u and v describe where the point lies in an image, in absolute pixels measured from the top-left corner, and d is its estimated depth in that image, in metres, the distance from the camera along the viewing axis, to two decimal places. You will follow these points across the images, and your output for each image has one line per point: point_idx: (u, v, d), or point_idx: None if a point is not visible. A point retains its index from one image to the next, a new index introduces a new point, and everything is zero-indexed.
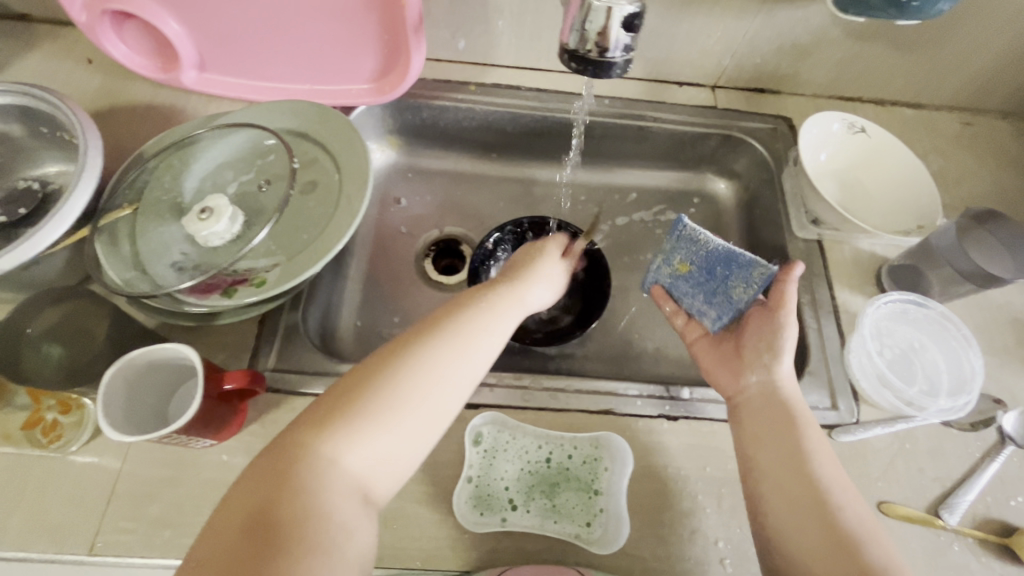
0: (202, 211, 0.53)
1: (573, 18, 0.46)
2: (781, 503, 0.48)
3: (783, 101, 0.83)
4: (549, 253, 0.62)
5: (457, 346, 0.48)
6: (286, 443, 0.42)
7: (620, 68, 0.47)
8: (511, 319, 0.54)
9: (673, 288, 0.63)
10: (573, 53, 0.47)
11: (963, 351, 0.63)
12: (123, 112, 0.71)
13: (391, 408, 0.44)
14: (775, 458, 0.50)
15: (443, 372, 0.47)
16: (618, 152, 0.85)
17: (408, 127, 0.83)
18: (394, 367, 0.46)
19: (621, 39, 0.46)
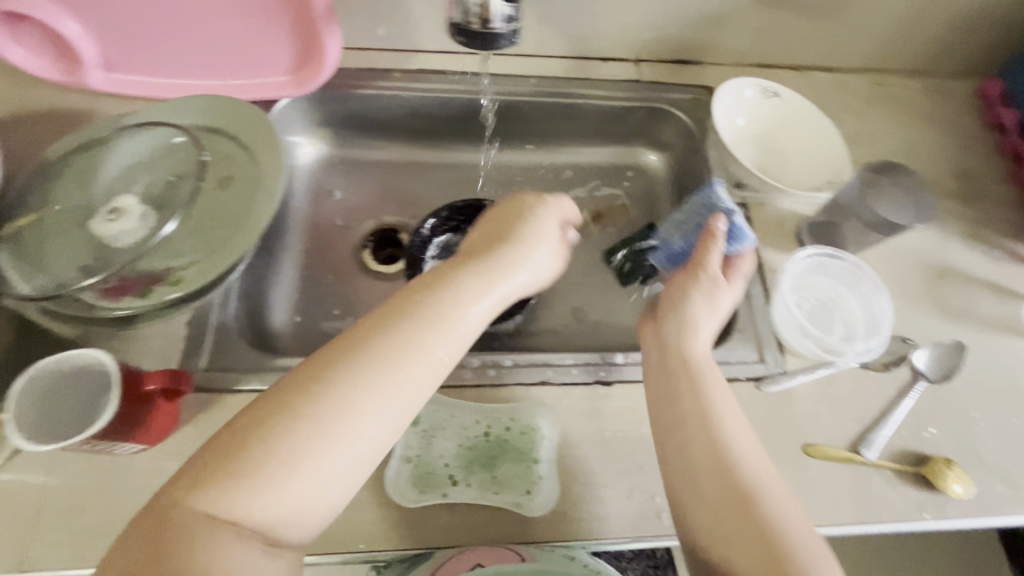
0: (112, 211, 0.54)
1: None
2: (678, 431, 0.52)
3: (705, 71, 0.85)
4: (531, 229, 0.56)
5: (383, 381, 0.44)
6: (184, 484, 0.40)
7: (506, 36, 0.52)
8: (455, 330, 0.47)
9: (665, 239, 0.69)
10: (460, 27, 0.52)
11: (873, 296, 0.67)
12: (28, 118, 0.68)
13: (299, 456, 0.41)
14: (685, 387, 0.53)
15: (365, 412, 0.43)
16: (549, 131, 0.86)
17: (336, 118, 0.82)
18: (299, 410, 0.42)
19: (502, 11, 0.51)
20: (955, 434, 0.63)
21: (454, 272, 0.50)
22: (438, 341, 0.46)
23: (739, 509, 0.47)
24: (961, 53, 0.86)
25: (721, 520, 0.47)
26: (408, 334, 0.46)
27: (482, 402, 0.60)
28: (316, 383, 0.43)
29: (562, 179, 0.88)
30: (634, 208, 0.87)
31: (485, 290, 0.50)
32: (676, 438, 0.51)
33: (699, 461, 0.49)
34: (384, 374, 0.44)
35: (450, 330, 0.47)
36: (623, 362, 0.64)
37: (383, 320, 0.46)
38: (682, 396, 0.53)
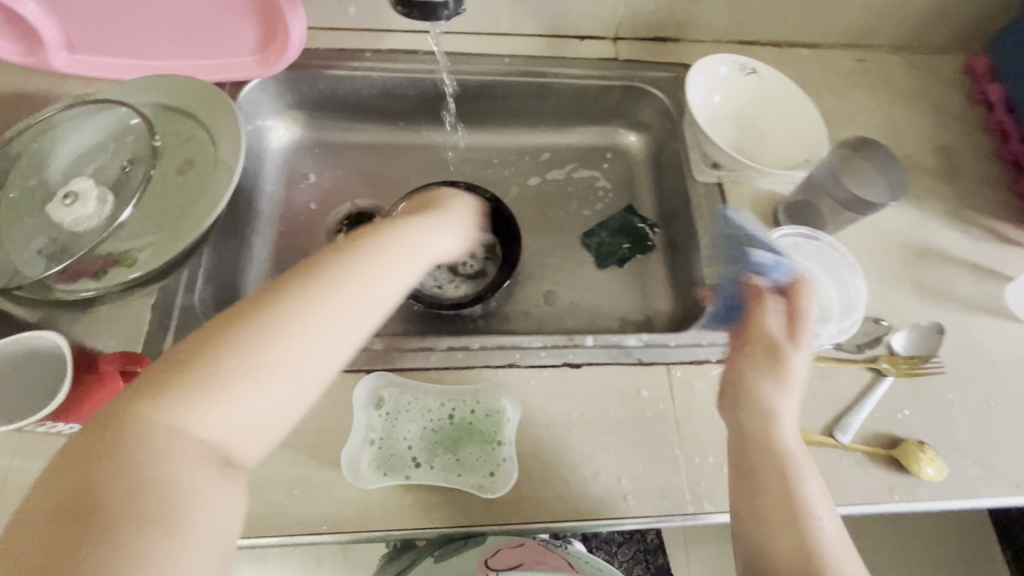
0: (67, 196, 0.52)
1: None
2: (752, 454, 0.51)
3: (684, 49, 0.83)
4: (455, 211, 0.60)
5: (293, 318, 0.41)
6: (121, 415, 0.37)
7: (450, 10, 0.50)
8: (388, 284, 0.46)
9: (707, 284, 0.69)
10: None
11: (848, 276, 0.65)
12: None
13: (245, 371, 0.39)
14: (756, 412, 0.52)
15: (295, 338, 0.41)
16: (526, 112, 0.85)
17: (308, 100, 0.81)
18: (261, 326, 0.40)
19: None
20: (928, 415, 0.62)
21: (365, 244, 0.47)
22: (340, 314, 0.43)
23: (800, 546, 0.45)
24: (947, 27, 0.84)
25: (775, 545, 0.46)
26: (354, 269, 0.45)
27: (447, 384, 0.59)
28: (269, 308, 0.41)
29: (539, 161, 0.87)
30: (613, 189, 0.86)
31: (408, 267, 0.48)
32: (746, 456, 0.51)
33: (757, 488, 0.49)
34: (320, 301, 0.42)
35: (373, 283, 0.45)
36: (591, 345, 0.63)
37: (302, 285, 0.43)
38: (756, 414, 0.52)
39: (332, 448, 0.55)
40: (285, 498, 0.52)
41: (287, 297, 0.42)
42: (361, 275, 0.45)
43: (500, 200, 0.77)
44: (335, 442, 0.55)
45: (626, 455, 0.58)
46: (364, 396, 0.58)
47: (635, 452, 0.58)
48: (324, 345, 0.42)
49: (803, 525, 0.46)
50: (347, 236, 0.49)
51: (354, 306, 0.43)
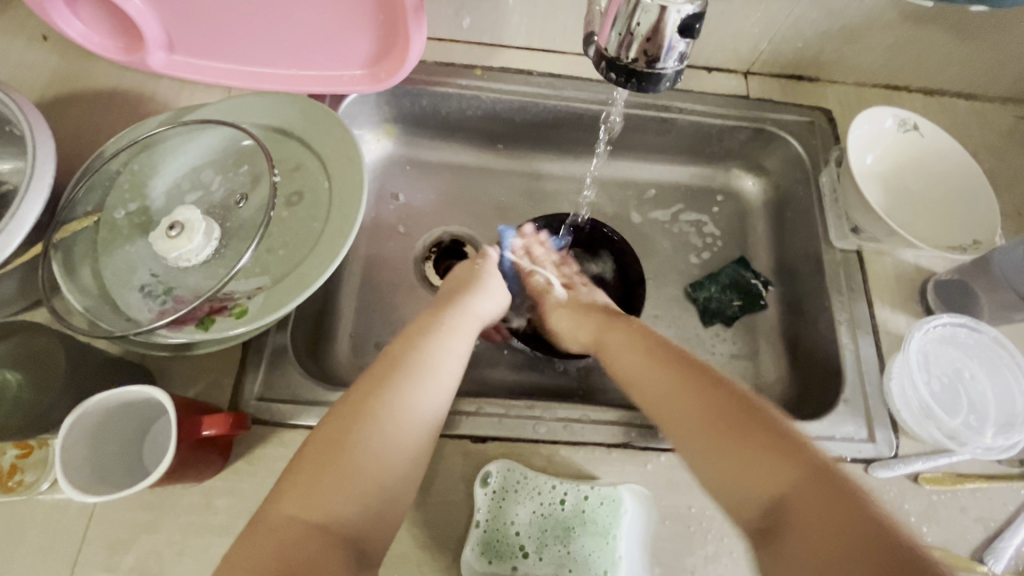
0: (172, 227, 0.47)
1: (615, 17, 0.37)
2: (668, 410, 0.47)
3: (822, 90, 0.75)
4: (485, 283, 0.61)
5: (405, 392, 0.46)
6: (270, 516, 0.39)
7: (670, 80, 0.39)
8: (456, 358, 0.52)
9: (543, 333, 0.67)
10: (612, 62, 0.38)
11: (1016, 382, 0.58)
12: (84, 99, 0.63)
13: (373, 451, 0.43)
14: (639, 367, 0.51)
15: (409, 412, 0.46)
16: (637, 145, 0.77)
17: (406, 116, 0.74)
18: (376, 419, 0.44)
19: (676, 46, 0.37)
20: None
21: (430, 322, 0.54)
22: (438, 380, 0.49)
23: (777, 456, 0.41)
24: None
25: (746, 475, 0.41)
26: (432, 343, 0.51)
27: (556, 461, 0.54)
28: (379, 380, 0.47)
29: (645, 198, 0.79)
30: (724, 238, 0.78)
31: (465, 337, 0.54)
32: (656, 407, 0.48)
33: (697, 434, 0.45)
34: (424, 373, 0.48)
35: (452, 355, 0.52)
36: None
37: (391, 358, 0.49)
38: (626, 372, 0.52)
39: (435, 526, 0.51)
40: None
41: (388, 369, 0.48)
42: (445, 335, 0.53)
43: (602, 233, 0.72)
44: (438, 518, 0.51)
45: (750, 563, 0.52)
46: (471, 469, 0.53)
47: None
48: (434, 406, 0.47)
49: (761, 425, 0.43)
50: (415, 318, 0.55)
51: (444, 374, 0.49)
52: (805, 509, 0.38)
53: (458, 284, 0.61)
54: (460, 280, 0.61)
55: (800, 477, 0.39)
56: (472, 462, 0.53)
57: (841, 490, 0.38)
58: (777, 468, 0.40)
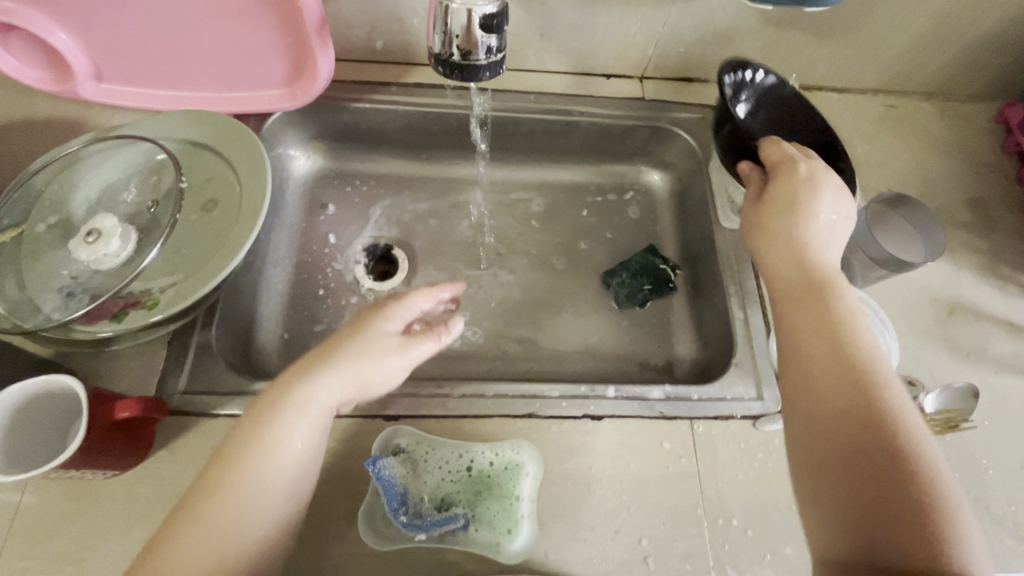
0: (89, 234, 0.52)
1: (434, 23, 0.46)
2: (823, 384, 0.46)
3: (711, 90, 0.83)
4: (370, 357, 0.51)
5: (215, 543, 0.43)
6: None
7: (488, 71, 0.47)
8: (292, 450, 0.47)
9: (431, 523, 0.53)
10: (439, 58, 0.47)
11: (879, 334, 0.63)
12: (18, 127, 0.68)
13: (205, 548, 0.43)
14: (811, 321, 0.50)
15: (241, 503, 0.45)
16: (550, 147, 0.84)
17: (332, 131, 0.80)
18: (203, 510, 0.44)
19: (485, 41, 0.46)
20: (963, 483, 0.60)
21: (266, 420, 0.47)
22: (276, 473, 0.46)
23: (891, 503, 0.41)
24: (977, 76, 0.83)
25: (843, 505, 0.42)
26: (267, 439, 0.47)
27: (465, 432, 0.59)
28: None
29: (564, 197, 0.85)
30: (636, 229, 0.84)
31: (311, 429, 0.48)
32: (809, 383, 0.47)
33: (830, 437, 0.44)
34: (228, 543, 0.44)
35: (286, 446, 0.47)
36: (614, 396, 0.62)
37: (161, 540, 0.44)
38: (806, 332, 0.50)
39: (350, 498, 0.54)
40: (297, 550, 0.52)
41: (176, 533, 0.44)
42: (227, 514, 0.44)
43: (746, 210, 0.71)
44: (352, 491, 0.55)
45: (646, 514, 0.56)
46: (375, 439, 0.57)
47: (656, 512, 0.56)
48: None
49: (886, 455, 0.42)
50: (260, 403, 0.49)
51: (248, 528, 0.45)
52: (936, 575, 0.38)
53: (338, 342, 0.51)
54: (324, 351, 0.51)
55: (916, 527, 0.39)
56: (381, 437, 0.57)
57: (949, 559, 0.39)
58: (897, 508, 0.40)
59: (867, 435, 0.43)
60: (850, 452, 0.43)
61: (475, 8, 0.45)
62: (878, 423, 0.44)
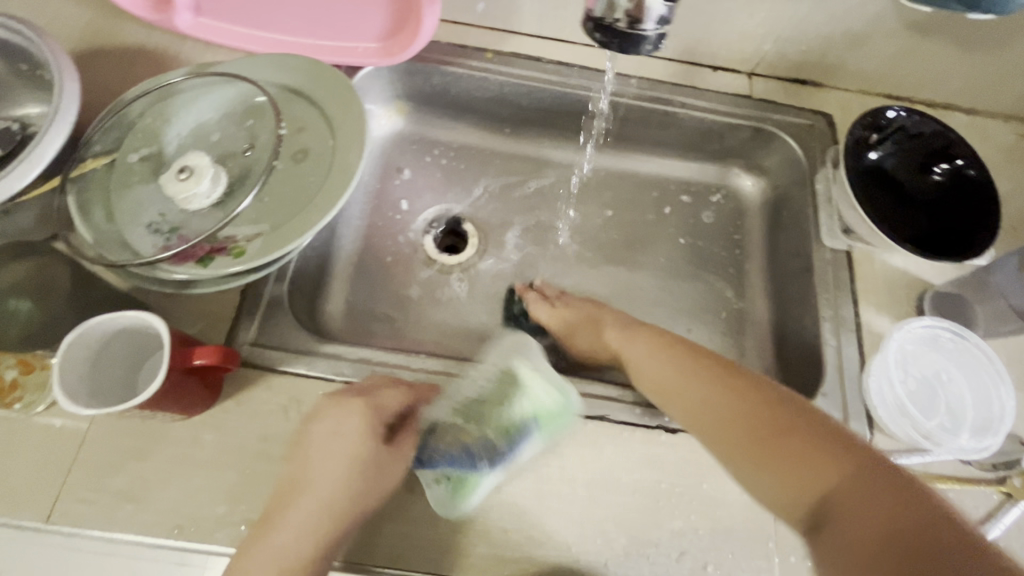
0: (182, 171, 0.50)
1: None
2: (679, 398, 0.51)
3: (825, 95, 0.77)
4: (348, 458, 0.47)
5: None
6: None
7: (652, 44, 0.43)
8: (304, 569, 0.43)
9: (481, 455, 0.51)
10: (598, 22, 0.43)
11: (992, 387, 0.59)
12: (112, 53, 0.66)
13: None
14: (644, 359, 0.56)
15: None
16: (641, 137, 0.79)
17: (418, 93, 0.77)
18: None
19: (657, 10, 0.42)
20: None
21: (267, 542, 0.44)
22: None
23: (801, 461, 0.42)
24: None
25: (788, 487, 0.42)
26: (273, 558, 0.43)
27: None
28: None
29: (646, 192, 0.81)
30: (719, 236, 0.79)
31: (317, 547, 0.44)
32: (695, 420, 0.50)
33: (736, 441, 0.46)
34: None
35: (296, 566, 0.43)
36: None
37: None
38: (645, 369, 0.55)
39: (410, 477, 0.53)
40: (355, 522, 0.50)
41: None
42: None
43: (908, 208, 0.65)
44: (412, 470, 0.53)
45: (713, 539, 0.53)
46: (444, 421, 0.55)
47: (725, 540, 0.53)
48: None
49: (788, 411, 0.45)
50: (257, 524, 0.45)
51: None
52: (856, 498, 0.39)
53: (316, 445, 0.47)
54: (312, 453, 0.47)
55: (840, 471, 0.41)
56: None
57: (866, 474, 0.40)
58: (809, 465, 0.42)
59: (758, 420, 0.46)
60: (747, 443, 0.46)
61: None
62: (755, 406, 0.47)
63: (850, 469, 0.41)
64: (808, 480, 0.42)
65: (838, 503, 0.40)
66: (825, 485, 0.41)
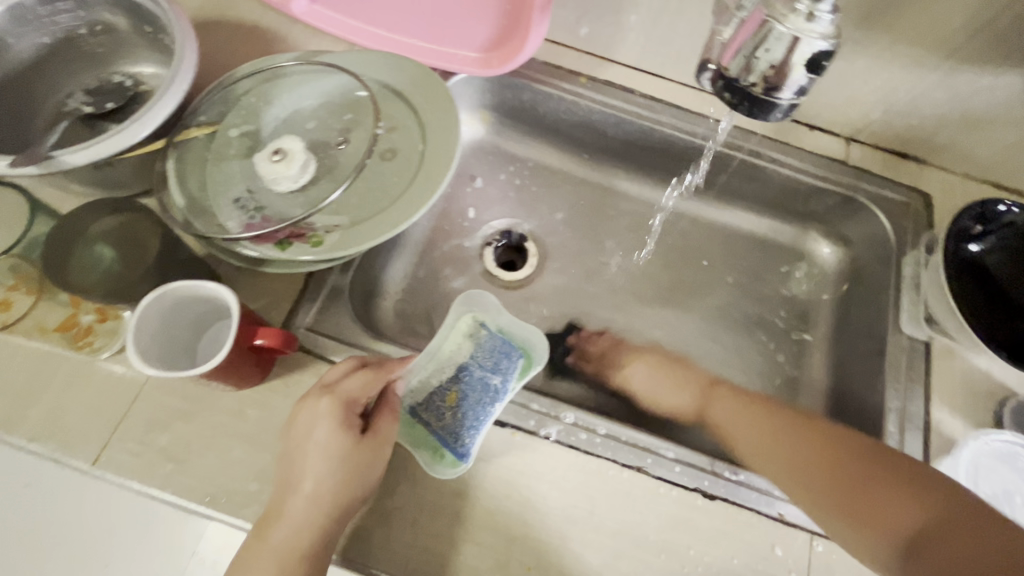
0: (276, 153, 0.52)
1: (743, 40, 0.41)
2: (757, 449, 0.56)
3: (926, 172, 0.73)
4: (326, 448, 0.46)
5: None
6: None
7: (783, 111, 0.43)
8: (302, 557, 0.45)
9: (483, 399, 0.56)
10: (731, 82, 0.43)
11: None
12: (227, 27, 0.69)
13: None
14: (728, 416, 0.59)
15: None
16: (721, 185, 0.77)
17: (505, 106, 0.77)
18: None
19: (799, 80, 0.41)
20: None
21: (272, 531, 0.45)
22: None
23: (896, 497, 0.49)
24: None
25: (893, 516, 0.49)
26: (278, 546, 0.45)
27: (567, 465, 0.55)
28: None
29: (715, 241, 0.79)
30: (784, 299, 0.76)
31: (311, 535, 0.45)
32: (765, 458, 0.55)
33: (813, 480, 0.52)
34: None
35: (292, 556, 0.45)
36: (733, 479, 0.56)
37: None
38: (725, 423, 0.59)
39: (438, 490, 0.52)
40: (379, 524, 0.51)
41: None
42: None
43: (1001, 310, 0.61)
44: (441, 484, 0.53)
45: None
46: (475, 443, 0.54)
47: None
48: None
49: (850, 448, 0.52)
50: (263, 515, 0.46)
51: None
52: (945, 537, 0.46)
53: (295, 436, 0.47)
54: (296, 447, 0.47)
55: (934, 509, 0.48)
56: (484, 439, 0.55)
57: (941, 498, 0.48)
58: (886, 488, 0.49)
59: (838, 459, 0.52)
60: (823, 483, 0.51)
61: (807, 37, 0.39)
62: (843, 449, 0.52)
63: (935, 509, 0.47)
64: (892, 504, 0.49)
65: (928, 541, 0.47)
66: (921, 525, 0.47)
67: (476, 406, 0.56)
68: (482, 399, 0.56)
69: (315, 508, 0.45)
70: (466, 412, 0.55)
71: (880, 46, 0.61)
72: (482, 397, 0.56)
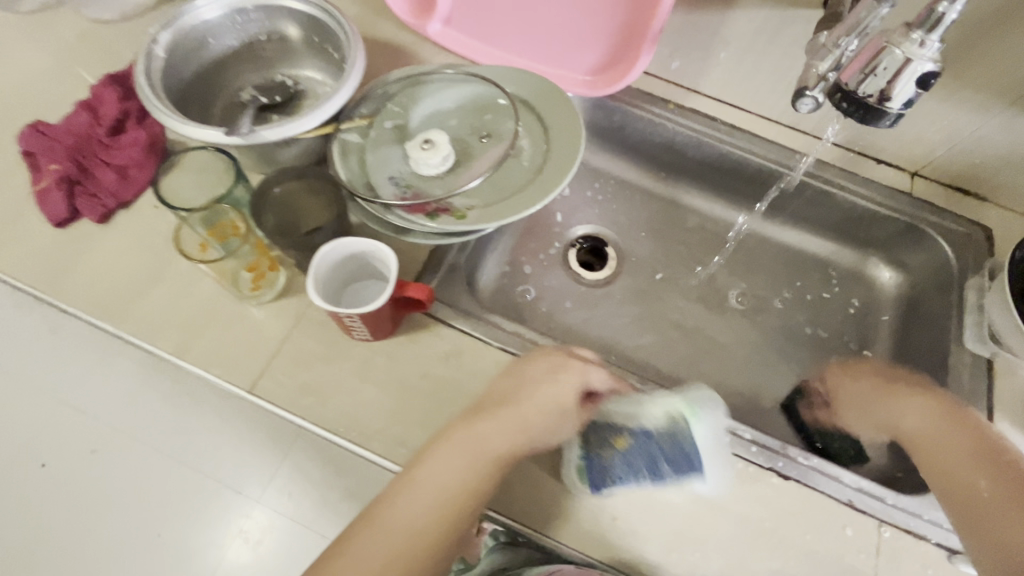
0: (426, 142, 0.62)
1: (862, 61, 0.49)
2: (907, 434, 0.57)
3: (985, 208, 0.78)
4: (551, 386, 0.55)
5: (420, 508, 0.51)
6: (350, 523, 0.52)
7: (891, 120, 0.50)
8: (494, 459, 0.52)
9: (648, 474, 0.53)
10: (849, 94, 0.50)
11: None
12: (369, 43, 0.81)
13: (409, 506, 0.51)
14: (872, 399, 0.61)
15: (443, 484, 0.51)
16: (790, 210, 0.85)
17: (597, 125, 0.86)
18: (411, 480, 0.52)
19: (907, 95, 0.49)
20: None
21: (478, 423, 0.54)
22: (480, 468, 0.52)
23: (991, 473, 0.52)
24: None
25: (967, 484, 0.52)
26: (479, 439, 0.53)
27: None
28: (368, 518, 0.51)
29: (781, 260, 0.86)
30: (846, 316, 0.82)
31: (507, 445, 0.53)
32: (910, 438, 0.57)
33: (927, 444, 0.56)
34: (445, 512, 0.51)
35: (488, 453, 0.52)
36: (807, 464, 0.60)
37: (366, 516, 0.51)
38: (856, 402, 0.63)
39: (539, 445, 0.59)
40: None
41: (389, 503, 0.51)
42: (430, 492, 0.51)
43: None
44: None
45: None
46: None
47: None
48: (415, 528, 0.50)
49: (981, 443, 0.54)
50: (472, 409, 0.56)
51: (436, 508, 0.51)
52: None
53: (528, 372, 0.56)
54: (525, 374, 0.56)
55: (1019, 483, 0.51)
56: None
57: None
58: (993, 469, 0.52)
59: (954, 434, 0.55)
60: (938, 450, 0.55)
61: (917, 60, 0.47)
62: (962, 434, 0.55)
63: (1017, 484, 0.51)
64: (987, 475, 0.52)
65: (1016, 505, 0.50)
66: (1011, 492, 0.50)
67: (637, 474, 0.54)
68: (642, 474, 0.54)
69: (523, 426, 0.54)
70: (623, 473, 0.54)
71: (949, 90, 0.69)
72: (646, 471, 0.53)
